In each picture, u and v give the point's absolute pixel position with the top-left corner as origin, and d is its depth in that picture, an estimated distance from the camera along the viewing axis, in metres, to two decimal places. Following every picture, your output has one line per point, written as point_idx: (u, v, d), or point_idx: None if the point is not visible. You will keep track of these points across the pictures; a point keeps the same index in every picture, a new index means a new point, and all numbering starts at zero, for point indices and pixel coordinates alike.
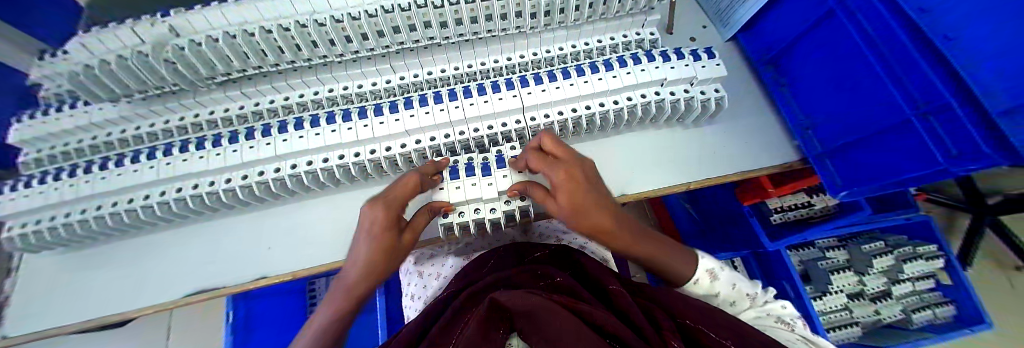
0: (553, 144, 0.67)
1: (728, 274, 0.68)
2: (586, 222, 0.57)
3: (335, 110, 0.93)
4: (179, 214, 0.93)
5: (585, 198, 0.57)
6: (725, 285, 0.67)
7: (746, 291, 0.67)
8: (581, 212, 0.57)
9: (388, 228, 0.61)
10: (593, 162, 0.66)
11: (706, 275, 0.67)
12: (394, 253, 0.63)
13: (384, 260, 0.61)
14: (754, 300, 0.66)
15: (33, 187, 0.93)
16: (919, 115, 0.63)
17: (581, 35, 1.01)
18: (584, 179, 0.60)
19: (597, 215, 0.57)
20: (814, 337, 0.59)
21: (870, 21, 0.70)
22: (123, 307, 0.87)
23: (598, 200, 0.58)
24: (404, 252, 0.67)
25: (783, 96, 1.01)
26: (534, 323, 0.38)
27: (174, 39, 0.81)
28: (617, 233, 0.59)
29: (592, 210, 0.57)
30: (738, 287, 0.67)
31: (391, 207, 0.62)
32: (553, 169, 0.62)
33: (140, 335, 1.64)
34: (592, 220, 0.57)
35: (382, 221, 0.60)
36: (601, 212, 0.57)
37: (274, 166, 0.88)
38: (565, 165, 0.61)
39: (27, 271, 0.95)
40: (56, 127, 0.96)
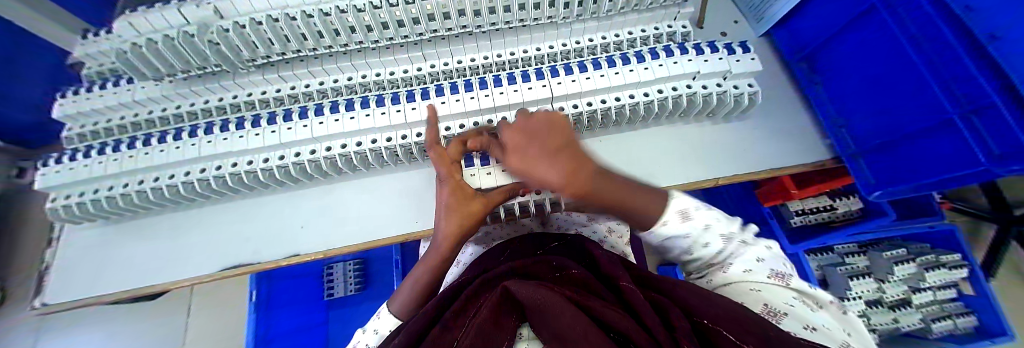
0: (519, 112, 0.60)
1: (703, 213, 0.54)
2: (533, 177, 0.54)
3: (367, 95, 0.94)
4: (215, 192, 0.95)
5: (523, 152, 0.55)
6: (708, 229, 0.57)
7: (723, 232, 0.54)
8: (523, 166, 0.54)
9: (454, 190, 0.67)
10: (556, 115, 0.57)
11: (678, 217, 0.52)
12: (466, 218, 0.66)
13: (458, 216, 0.65)
14: (731, 242, 0.53)
15: (79, 160, 0.96)
16: (964, 116, 0.62)
17: (612, 26, 1.00)
18: (534, 137, 0.55)
19: (537, 169, 0.52)
20: (808, 290, 0.47)
21: (915, 19, 0.69)
22: (163, 278, 0.91)
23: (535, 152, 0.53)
24: (478, 219, 0.68)
25: (817, 93, 1.00)
26: (543, 317, 0.38)
27: (218, 21, 0.83)
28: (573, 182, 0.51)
29: (532, 162, 0.53)
30: (722, 234, 0.57)
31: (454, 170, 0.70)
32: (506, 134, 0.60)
33: (163, 310, 1.70)
34: (534, 180, 0.54)
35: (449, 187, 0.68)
36: (540, 161, 0.52)
37: (310, 148, 0.90)
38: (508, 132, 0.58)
39: (68, 240, 0.99)
40: (102, 104, 0.99)
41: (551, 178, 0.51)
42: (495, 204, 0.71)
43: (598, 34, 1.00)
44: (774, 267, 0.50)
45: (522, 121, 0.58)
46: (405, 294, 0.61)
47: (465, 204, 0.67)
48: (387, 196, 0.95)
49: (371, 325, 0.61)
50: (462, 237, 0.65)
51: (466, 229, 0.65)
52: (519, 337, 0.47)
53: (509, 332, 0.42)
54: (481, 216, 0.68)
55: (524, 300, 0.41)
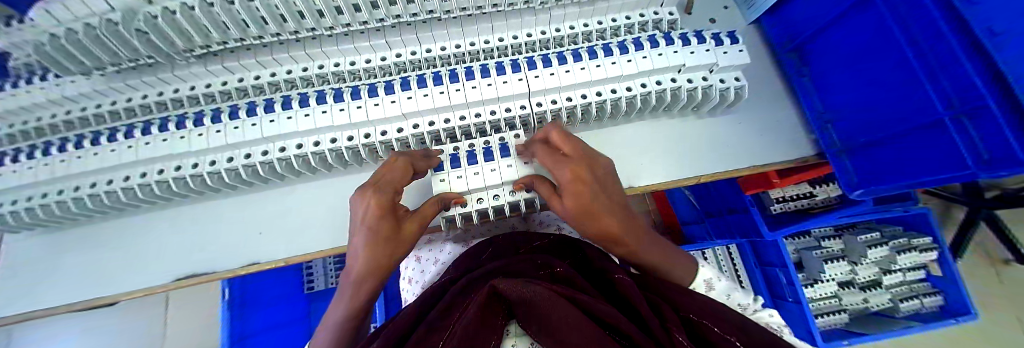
0: (563, 141, 0.63)
1: (725, 284, 0.61)
2: (593, 226, 0.56)
3: (326, 89, 0.86)
4: (164, 197, 0.88)
5: (589, 199, 0.55)
6: (721, 296, 0.60)
7: (739, 302, 0.60)
8: (588, 214, 0.55)
9: (382, 215, 0.56)
10: (604, 161, 0.62)
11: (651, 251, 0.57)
12: (397, 248, 0.59)
13: (384, 248, 0.56)
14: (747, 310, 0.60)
15: (6, 164, 0.87)
16: (953, 117, 0.59)
17: (594, 13, 0.92)
18: (593, 180, 0.57)
19: (608, 222, 0.55)
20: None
21: (910, 9, 0.63)
22: (110, 291, 0.85)
23: (607, 191, 0.58)
24: (408, 245, 0.61)
25: (805, 86, 0.95)
26: (535, 313, 0.36)
27: (144, 6, 0.72)
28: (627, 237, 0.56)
29: (598, 213, 0.55)
30: (733, 297, 0.60)
31: (383, 194, 0.58)
32: (560, 168, 0.58)
33: (136, 310, 1.65)
34: (592, 222, 0.56)
35: (376, 210, 0.56)
36: (606, 215, 0.55)
37: (263, 148, 0.83)
38: (573, 163, 0.58)
39: (7, 251, 0.92)
40: (27, 101, 0.89)
41: (616, 231, 0.55)
42: (427, 221, 0.65)
43: (579, 21, 0.92)
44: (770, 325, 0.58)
45: (579, 158, 0.59)
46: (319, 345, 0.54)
47: (397, 235, 0.59)
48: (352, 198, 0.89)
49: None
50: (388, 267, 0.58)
51: (392, 261, 0.59)
52: (506, 335, 0.46)
53: (497, 331, 0.39)
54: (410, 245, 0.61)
55: (515, 297, 0.37)
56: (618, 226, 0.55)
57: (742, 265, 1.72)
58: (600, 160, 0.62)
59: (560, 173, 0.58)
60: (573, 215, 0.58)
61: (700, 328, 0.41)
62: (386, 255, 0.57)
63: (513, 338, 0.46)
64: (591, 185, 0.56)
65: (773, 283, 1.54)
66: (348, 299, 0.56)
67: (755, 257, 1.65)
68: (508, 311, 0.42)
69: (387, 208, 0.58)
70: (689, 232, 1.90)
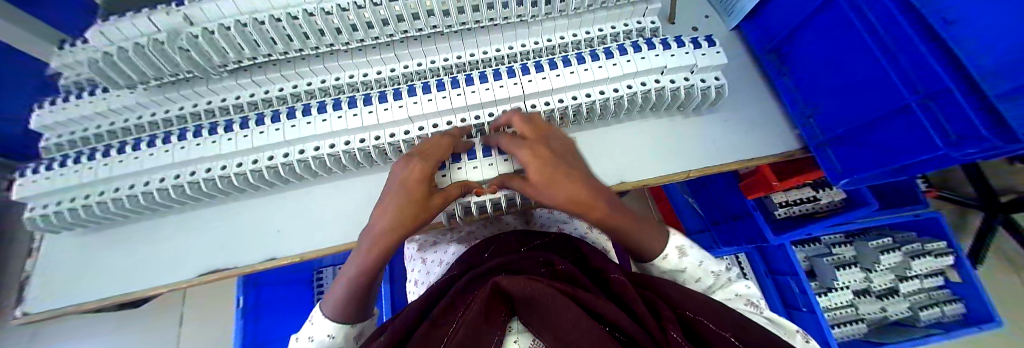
0: (523, 127, 0.74)
1: (697, 251, 0.65)
2: (560, 193, 0.60)
3: (340, 97, 0.95)
4: (192, 198, 0.96)
5: (550, 169, 0.62)
6: (694, 261, 0.64)
7: (712, 269, 0.64)
8: (552, 183, 0.61)
9: (420, 180, 0.65)
10: (561, 143, 0.73)
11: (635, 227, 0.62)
12: (425, 211, 0.65)
13: (416, 208, 0.63)
14: (720, 278, 0.64)
15: (54, 170, 0.97)
16: (919, 101, 0.63)
17: (583, 24, 1.01)
18: (550, 154, 0.66)
19: (572, 187, 0.60)
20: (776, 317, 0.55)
21: (871, 6, 0.70)
22: (139, 286, 0.91)
23: (566, 164, 0.65)
24: (432, 213, 0.67)
25: (786, 85, 1.01)
26: (535, 310, 0.39)
27: (187, 27, 0.82)
28: (593, 202, 0.60)
29: (560, 180, 0.61)
30: (705, 264, 0.64)
31: (426, 163, 0.68)
32: (519, 148, 0.68)
33: (151, 318, 1.69)
34: (561, 189, 0.59)
35: (416, 176, 0.65)
36: (567, 181, 0.60)
37: (284, 151, 0.91)
38: (531, 144, 0.68)
39: (47, 250, 0.99)
40: (77, 113, 0.99)
41: (581, 195, 0.59)
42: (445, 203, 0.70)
43: (569, 32, 1.01)
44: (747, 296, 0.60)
45: (535, 139, 0.70)
46: (342, 294, 0.56)
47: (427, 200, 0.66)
48: (364, 198, 0.96)
49: None
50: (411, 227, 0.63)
51: (418, 222, 0.64)
52: (508, 331, 0.47)
53: (498, 327, 0.42)
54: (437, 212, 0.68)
55: (517, 295, 0.41)
56: (583, 190, 0.60)
57: (752, 274, 1.68)
58: (557, 142, 0.73)
59: (520, 153, 0.67)
60: (543, 188, 0.62)
61: (694, 324, 0.43)
62: (415, 214, 0.63)
63: (516, 335, 0.47)
64: (547, 158, 0.65)
65: (786, 293, 1.51)
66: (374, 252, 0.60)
67: (764, 265, 1.63)
68: (510, 308, 0.45)
69: (426, 174, 0.67)
70: (694, 238, 1.89)
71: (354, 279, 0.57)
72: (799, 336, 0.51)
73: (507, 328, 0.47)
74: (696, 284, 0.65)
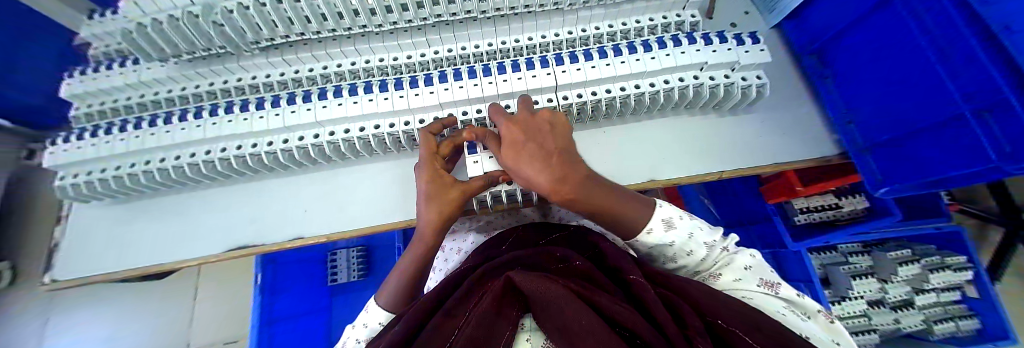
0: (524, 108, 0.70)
1: (687, 222, 0.61)
2: (522, 173, 0.60)
3: (369, 80, 0.94)
4: (222, 174, 0.96)
5: (517, 150, 0.61)
6: (683, 234, 0.60)
7: (705, 240, 0.60)
8: (517, 163, 0.61)
9: (429, 180, 0.70)
10: (552, 119, 0.66)
11: (620, 218, 0.60)
12: (446, 206, 0.69)
13: (436, 205, 0.68)
14: (715, 249, 0.60)
15: (85, 139, 0.97)
16: (975, 110, 0.61)
17: (619, 15, 0.98)
18: (525, 135, 0.63)
19: (529, 169, 0.59)
20: (796, 298, 0.50)
21: (925, 10, 0.67)
22: (166, 259, 0.92)
23: (532, 139, 0.62)
24: (456, 207, 0.71)
25: (824, 86, 0.98)
26: (547, 310, 0.38)
27: (223, 2, 0.81)
28: (559, 186, 0.57)
29: (524, 161, 0.60)
30: (696, 236, 0.60)
31: (433, 163, 0.73)
32: (503, 126, 0.66)
33: (166, 291, 1.72)
34: (525, 169, 0.59)
35: (426, 176, 0.71)
36: (527, 163, 0.59)
37: (313, 133, 0.91)
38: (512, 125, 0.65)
39: (74, 219, 1.00)
40: (107, 84, 0.99)
41: (539, 176, 0.57)
42: (473, 193, 0.73)
43: (606, 23, 0.99)
44: (763, 275, 0.55)
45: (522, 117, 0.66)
46: (391, 289, 0.67)
47: (443, 194, 0.69)
48: (390, 182, 0.95)
49: (361, 320, 0.66)
50: (441, 227, 0.69)
51: (442, 218, 0.69)
52: (520, 328, 0.45)
53: (512, 323, 0.41)
54: (459, 205, 0.71)
55: (530, 293, 0.40)
56: (547, 171, 0.57)
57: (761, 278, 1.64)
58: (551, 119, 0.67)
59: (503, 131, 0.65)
60: (509, 165, 0.63)
61: (726, 335, 0.38)
62: (436, 211, 0.68)
63: (528, 333, 0.44)
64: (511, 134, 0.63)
65: None
66: (416, 251, 0.70)
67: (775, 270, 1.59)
68: (525, 305, 0.44)
69: (433, 174, 0.71)
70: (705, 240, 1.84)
71: (403, 277, 0.68)
72: (820, 316, 0.49)
73: (519, 325, 0.45)
74: (689, 259, 0.61)
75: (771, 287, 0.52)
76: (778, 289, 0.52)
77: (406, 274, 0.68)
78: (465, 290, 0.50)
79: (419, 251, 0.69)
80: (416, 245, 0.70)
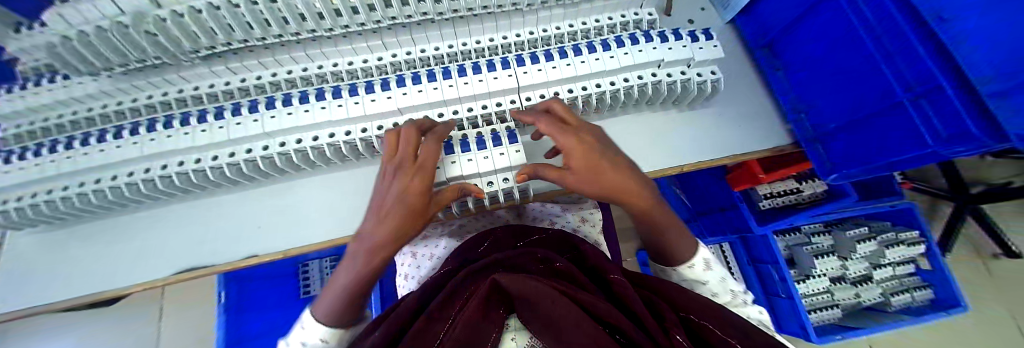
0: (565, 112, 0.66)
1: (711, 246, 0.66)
2: (602, 182, 0.55)
3: (324, 87, 0.91)
4: (168, 193, 0.91)
5: (594, 157, 0.56)
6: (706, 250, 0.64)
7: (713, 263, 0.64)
8: (596, 171, 0.55)
9: (421, 192, 0.55)
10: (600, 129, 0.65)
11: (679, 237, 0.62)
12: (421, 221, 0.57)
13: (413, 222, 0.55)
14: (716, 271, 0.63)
15: (11, 162, 0.90)
16: (911, 99, 0.64)
17: (578, 14, 0.98)
18: (595, 142, 0.59)
19: (616, 177, 0.55)
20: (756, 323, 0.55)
21: (864, 2, 0.70)
22: (113, 285, 0.87)
23: (612, 160, 0.57)
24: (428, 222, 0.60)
25: (778, 78, 1.01)
26: (535, 309, 0.38)
27: (153, 10, 0.75)
28: (640, 198, 0.57)
29: (605, 169, 0.55)
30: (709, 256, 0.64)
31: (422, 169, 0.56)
32: (563, 133, 0.59)
33: (128, 315, 1.63)
34: (605, 179, 0.55)
35: (415, 186, 0.55)
36: (609, 170, 0.55)
37: (264, 144, 0.86)
38: (576, 131, 0.60)
39: (7, 249, 0.93)
40: (34, 102, 0.92)
41: (625, 183, 0.55)
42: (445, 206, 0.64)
43: (565, 22, 0.98)
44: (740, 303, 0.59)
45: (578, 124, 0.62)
46: (328, 312, 0.52)
47: (424, 208, 0.56)
48: (351, 192, 0.92)
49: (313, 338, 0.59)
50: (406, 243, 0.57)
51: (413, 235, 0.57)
52: (506, 327, 0.47)
53: (497, 324, 0.41)
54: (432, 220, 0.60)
55: (515, 292, 0.39)
56: (630, 181, 0.56)
57: (734, 262, 1.74)
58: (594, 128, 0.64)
59: (561, 137, 0.59)
60: (581, 176, 0.57)
61: (700, 329, 0.42)
62: (410, 228, 0.55)
63: (513, 332, 0.46)
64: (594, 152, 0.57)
65: (766, 280, 1.56)
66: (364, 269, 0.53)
67: (747, 254, 1.66)
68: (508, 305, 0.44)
69: (425, 185, 0.56)
70: None
71: (346, 300, 0.52)
72: None
73: (505, 325, 0.46)
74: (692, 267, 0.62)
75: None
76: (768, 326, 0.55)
77: (348, 296, 0.52)
78: (448, 292, 0.49)
79: (372, 269, 0.53)
80: (369, 262, 0.53)
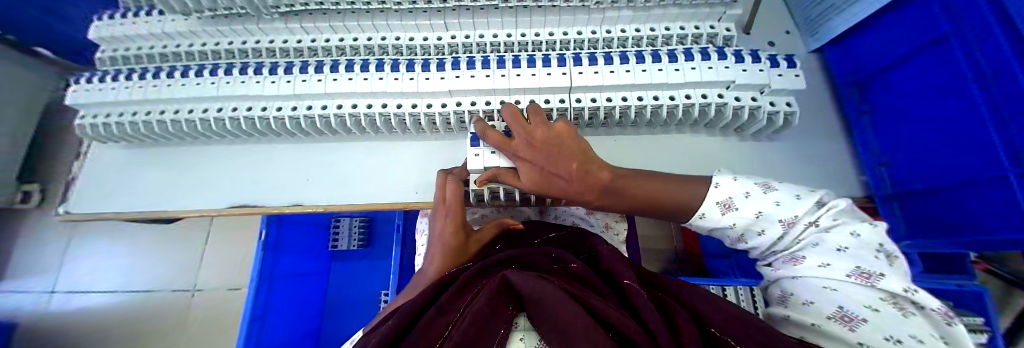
0: (513, 118, 0.64)
1: (733, 191, 0.53)
2: (549, 193, 0.66)
3: (383, 59, 0.94)
4: (231, 133, 0.99)
5: (536, 175, 0.65)
6: (722, 201, 0.53)
7: (734, 213, 0.52)
8: (542, 187, 0.65)
9: (456, 231, 0.72)
10: (558, 123, 0.62)
11: (675, 205, 0.58)
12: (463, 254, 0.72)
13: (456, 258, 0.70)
14: (745, 224, 0.52)
15: (108, 83, 1.01)
16: (1020, 174, 0.57)
17: (648, 19, 0.93)
18: (535, 157, 0.63)
19: (557, 186, 0.64)
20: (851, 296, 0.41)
21: (988, 58, 0.62)
22: (172, 207, 0.95)
23: (551, 170, 0.62)
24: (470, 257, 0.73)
25: (862, 124, 0.90)
26: (541, 311, 0.36)
27: None
28: (591, 194, 0.63)
29: (547, 185, 0.64)
30: (728, 205, 0.53)
31: (455, 213, 0.74)
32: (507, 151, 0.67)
33: (176, 235, 1.81)
34: (551, 191, 0.65)
35: (453, 227, 0.73)
36: (554, 183, 0.64)
37: (322, 104, 0.91)
38: (517, 149, 0.65)
39: (93, 158, 1.05)
40: (133, 32, 1.02)
41: (567, 191, 0.64)
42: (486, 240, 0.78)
43: (632, 25, 0.94)
44: (842, 258, 0.43)
45: (518, 133, 0.64)
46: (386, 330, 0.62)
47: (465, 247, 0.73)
48: (391, 162, 0.95)
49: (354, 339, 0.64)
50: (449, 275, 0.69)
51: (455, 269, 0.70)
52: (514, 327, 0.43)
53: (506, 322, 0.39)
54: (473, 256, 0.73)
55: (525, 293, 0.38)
56: (573, 186, 0.63)
57: None
58: (547, 127, 0.62)
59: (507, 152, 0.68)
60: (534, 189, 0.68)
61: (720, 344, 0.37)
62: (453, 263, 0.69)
63: (522, 333, 0.42)
64: (537, 170, 0.64)
65: None
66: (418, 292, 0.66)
67: None
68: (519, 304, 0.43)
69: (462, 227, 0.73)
70: None
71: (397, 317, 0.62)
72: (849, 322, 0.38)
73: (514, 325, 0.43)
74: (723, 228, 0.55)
75: (864, 281, 0.40)
76: (878, 283, 0.39)
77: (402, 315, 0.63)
78: (461, 285, 0.49)
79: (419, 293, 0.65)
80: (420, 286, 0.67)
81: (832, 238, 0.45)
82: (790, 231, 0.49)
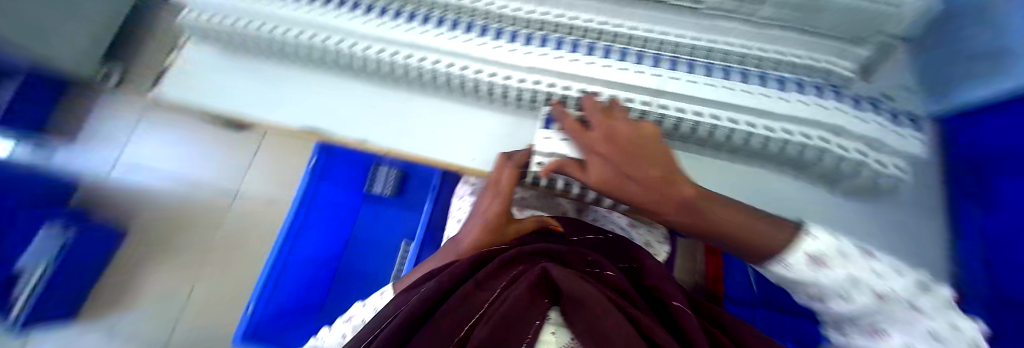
0: (592, 110, 0.68)
1: (829, 254, 0.42)
2: (618, 195, 0.59)
3: (475, 23, 0.98)
4: (315, 60, 1.02)
5: (606, 171, 0.59)
6: (817, 263, 0.43)
7: (830, 279, 0.43)
8: (610, 186, 0.59)
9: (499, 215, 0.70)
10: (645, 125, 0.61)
11: (763, 245, 0.47)
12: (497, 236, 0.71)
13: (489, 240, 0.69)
14: (841, 291, 0.44)
15: None
16: None
17: (760, 40, 0.86)
18: (610, 152, 0.60)
19: (630, 190, 0.57)
20: None
21: None
22: (249, 116, 1.01)
23: (625, 169, 0.57)
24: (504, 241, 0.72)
25: (970, 210, 0.80)
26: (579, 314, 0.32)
27: None
28: (668, 206, 0.54)
29: (617, 184, 0.58)
30: (823, 270, 0.43)
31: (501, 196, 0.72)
32: (581, 140, 0.66)
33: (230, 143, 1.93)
34: (621, 193, 0.58)
35: (496, 210, 0.70)
36: (625, 184, 0.57)
37: (406, 52, 0.92)
38: (591, 140, 0.64)
39: (186, 53, 1.11)
40: None
41: (641, 198, 0.56)
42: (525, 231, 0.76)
43: (741, 40, 0.86)
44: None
45: (598, 124, 0.64)
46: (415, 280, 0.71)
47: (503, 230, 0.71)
48: (455, 124, 0.96)
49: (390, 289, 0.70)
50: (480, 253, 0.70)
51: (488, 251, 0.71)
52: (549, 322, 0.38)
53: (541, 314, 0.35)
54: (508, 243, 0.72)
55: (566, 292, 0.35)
56: (648, 191, 0.55)
57: None
58: (629, 127, 0.61)
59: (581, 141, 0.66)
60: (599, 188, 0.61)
61: None
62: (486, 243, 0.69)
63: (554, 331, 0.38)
64: (608, 166, 0.60)
65: None
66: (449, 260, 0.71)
67: None
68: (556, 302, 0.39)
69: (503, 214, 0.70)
70: None
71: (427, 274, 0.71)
72: None
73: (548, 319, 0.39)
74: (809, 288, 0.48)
75: None
76: None
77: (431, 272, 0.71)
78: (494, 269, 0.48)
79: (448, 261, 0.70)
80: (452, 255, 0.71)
81: (941, 332, 0.41)
82: (884, 308, 0.43)
